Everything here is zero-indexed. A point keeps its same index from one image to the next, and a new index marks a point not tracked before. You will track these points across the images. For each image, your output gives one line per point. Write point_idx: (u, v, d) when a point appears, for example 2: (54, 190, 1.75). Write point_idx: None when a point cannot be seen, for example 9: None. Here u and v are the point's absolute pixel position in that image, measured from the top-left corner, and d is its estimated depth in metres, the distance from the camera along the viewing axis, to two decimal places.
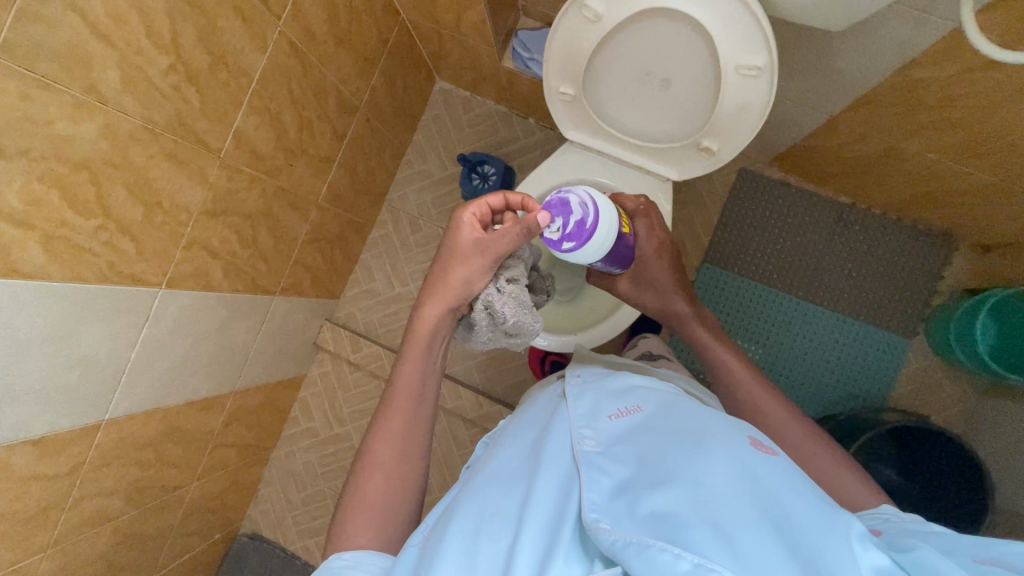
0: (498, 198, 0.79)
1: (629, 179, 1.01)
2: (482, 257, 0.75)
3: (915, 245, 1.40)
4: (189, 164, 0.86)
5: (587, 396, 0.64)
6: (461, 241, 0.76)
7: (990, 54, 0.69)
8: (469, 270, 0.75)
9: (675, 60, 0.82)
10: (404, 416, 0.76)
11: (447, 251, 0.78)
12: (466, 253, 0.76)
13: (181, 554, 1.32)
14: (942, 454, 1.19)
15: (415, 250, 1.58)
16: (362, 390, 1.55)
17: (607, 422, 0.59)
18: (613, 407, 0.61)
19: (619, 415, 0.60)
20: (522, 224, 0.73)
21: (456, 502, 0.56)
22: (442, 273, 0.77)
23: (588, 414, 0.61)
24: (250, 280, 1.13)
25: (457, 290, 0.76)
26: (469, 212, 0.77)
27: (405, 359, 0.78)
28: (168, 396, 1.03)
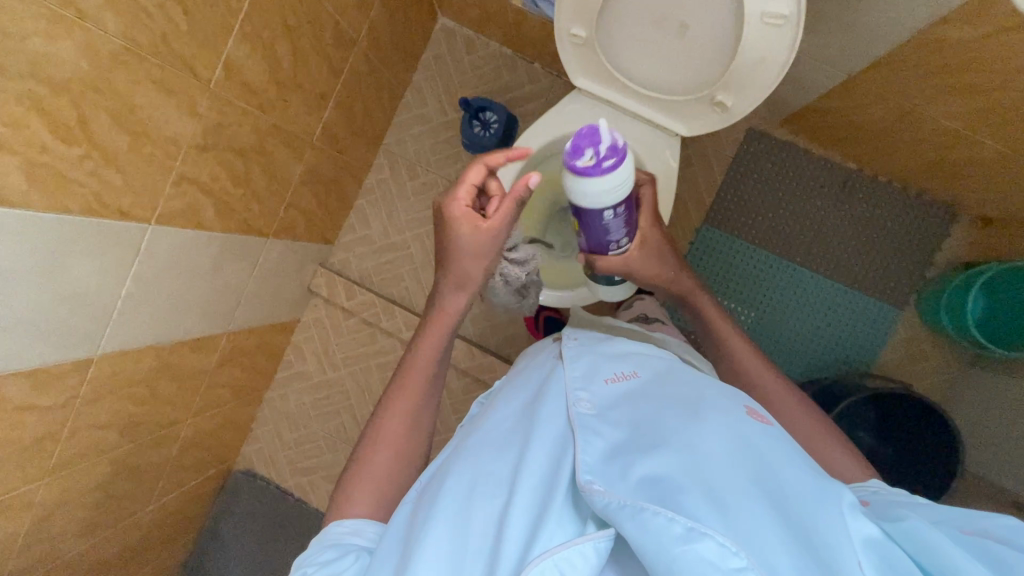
0: (476, 172, 0.76)
1: (635, 133, 0.98)
2: (488, 240, 0.75)
3: (916, 218, 1.40)
4: (177, 93, 0.81)
5: (584, 356, 0.64)
6: (463, 235, 0.75)
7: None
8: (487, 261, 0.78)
9: (696, 4, 0.77)
10: (416, 397, 0.76)
11: (450, 249, 0.76)
12: (472, 245, 0.75)
13: (177, 486, 1.36)
14: (918, 419, 1.23)
15: (412, 198, 1.54)
16: (356, 336, 1.56)
17: (603, 386, 0.59)
18: (610, 370, 0.61)
19: (616, 380, 0.60)
20: (517, 198, 0.73)
21: (448, 461, 0.56)
22: (452, 266, 0.77)
23: (584, 373, 0.60)
24: (243, 220, 1.11)
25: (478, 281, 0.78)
26: (458, 201, 0.75)
27: (418, 350, 0.78)
28: (161, 334, 1.02)
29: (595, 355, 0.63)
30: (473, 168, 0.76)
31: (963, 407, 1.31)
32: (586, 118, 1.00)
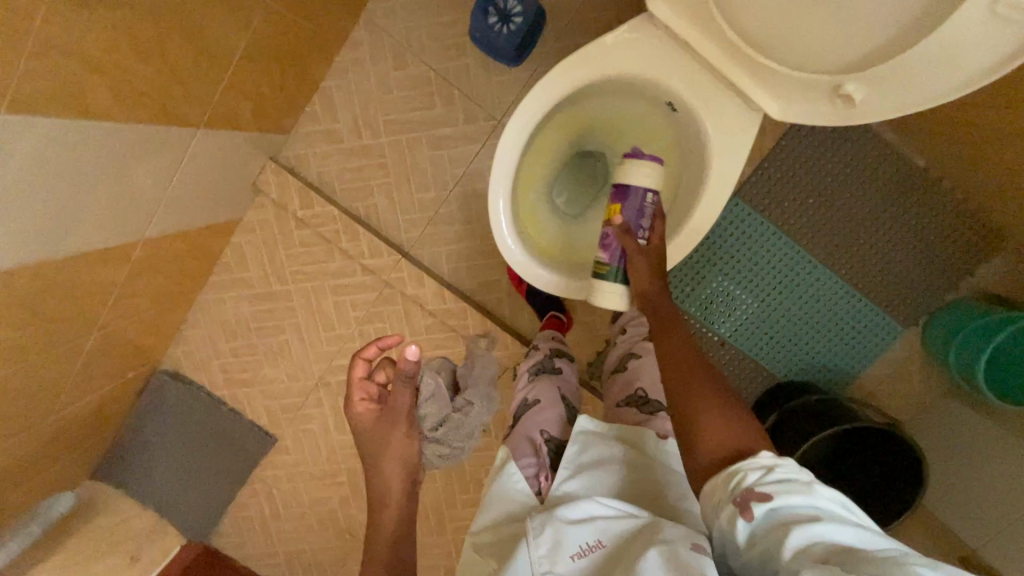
0: (361, 368, 0.72)
1: (711, 99, 0.76)
2: (400, 422, 0.71)
3: (962, 236, 1.24)
4: None
5: (548, 526, 0.62)
6: (370, 433, 0.71)
7: None
8: (403, 451, 0.71)
9: None
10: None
11: (365, 452, 0.72)
12: (382, 437, 0.71)
13: (88, 393, 1.19)
14: (891, 454, 1.16)
15: (395, 92, 1.22)
16: (308, 250, 1.32)
17: (568, 564, 0.59)
18: (573, 536, 0.60)
19: (581, 553, 0.59)
20: (404, 375, 0.70)
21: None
22: (377, 470, 0.71)
23: (549, 548, 0.60)
24: (158, 104, 0.80)
25: (400, 478, 0.71)
26: (359, 406, 0.71)
27: (382, 507, 0.70)
28: (43, 252, 0.77)
29: (556, 521, 0.62)
30: (355, 366, 0.72)
31: (930, 435, 1.29)
32: (647, 62, 0.77)
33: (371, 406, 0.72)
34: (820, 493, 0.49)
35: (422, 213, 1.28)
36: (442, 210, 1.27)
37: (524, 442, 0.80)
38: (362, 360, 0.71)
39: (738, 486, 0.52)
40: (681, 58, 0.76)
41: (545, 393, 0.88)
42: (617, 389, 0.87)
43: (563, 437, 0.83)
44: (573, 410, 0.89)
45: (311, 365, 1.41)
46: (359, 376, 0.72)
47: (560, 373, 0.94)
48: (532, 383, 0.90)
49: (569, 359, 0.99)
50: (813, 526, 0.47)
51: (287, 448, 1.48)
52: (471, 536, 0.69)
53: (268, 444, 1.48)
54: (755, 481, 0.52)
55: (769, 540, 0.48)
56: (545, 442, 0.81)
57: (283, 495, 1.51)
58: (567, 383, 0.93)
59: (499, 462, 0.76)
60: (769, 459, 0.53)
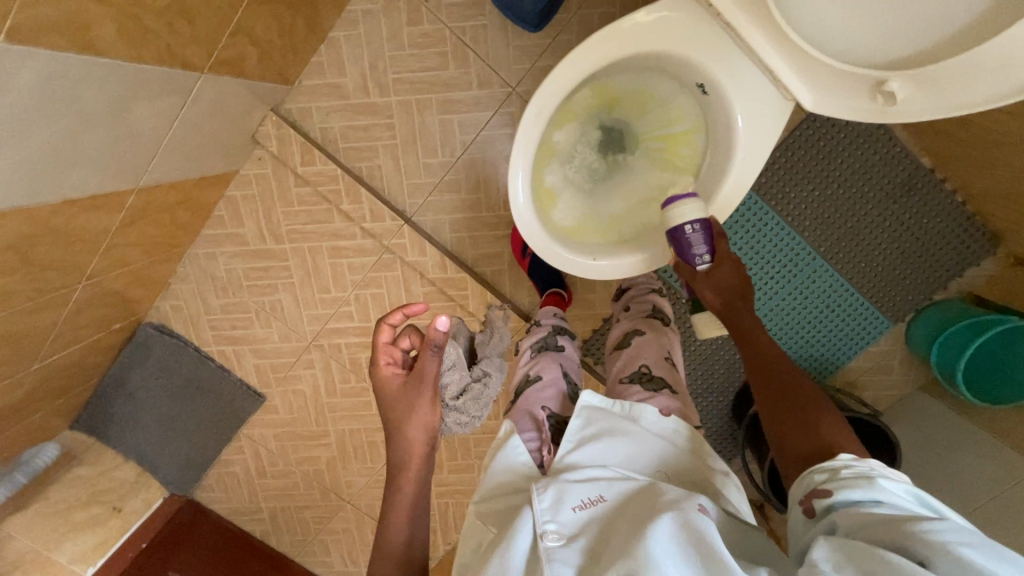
0: (389, 333, 0.72)
1: (744, 81, 0.74)
2: (422, 391, 0.69)
3: (959, 238, 1.27)
4: None
5: (552, 483, 0.60)
6: (395, 397, 0.69)
7: None
8: (426, 415, 0.68)
9: None
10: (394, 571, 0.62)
11: (388, 414, 0.70)
12: (406, 402, 0.68)
13: (72, 343, 1.15)
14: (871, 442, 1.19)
15: (408, 50, 1.17)
16: (307, 210, 1.28)
17: (571, 517, 0.57)
18: (576, 492, 0.59)
19: (583, 505, 0.58)
20: (428, 345, 0.67)
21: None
22: (397, 436, 0.68)
23: (551, 502, 0.58)
24: (163, 45, 0.75)
25: (421, 443, 0.67)
26: (385, 369, 0.71)
27: (401, 472, 0.67)
28: (37, 196, 0.72)
29: (560, 481, 0.60)
30: (380, 331, 0.72)
31: (904, 426, 1.35)
32: (682, 41, 0.74)
33: (397, 370, 0.71)
34: (884, 484, 0.48)
35: (427, 178, 1.24)
36: (448, 177, 1.24)
37: (526, 418, 0.78)
38: (387, 324, 0.71)
39: (806, 485, 0.53)
40: (719, 41, 0.74)
41: (547, 369, 0.88)
42: (620, 364, 0.86)
43: (563, 413, 0.81)
44: (573, 387, 0.89)
45: (304, 326, 1.39)
46: (384, 341, 0.72)
47: (563, 350, 0.94)
48: (535, 359, 0.90)
49: (571, 337, 1.00)
50: (873, 512, 0.46)
51: (276, 407, 1.47)
52: (475, 505, 0.67)
53: (257, 403, 1.46)
54: (824, 479, 0.51)
55: (828, 527, 0.49)
56: (546, 416, 0.79)
57: (269, 453, 1.51)
58: (569, 360, 0.93)
59: (502, 434, 0.73)
60: (846, 461, 0.52)
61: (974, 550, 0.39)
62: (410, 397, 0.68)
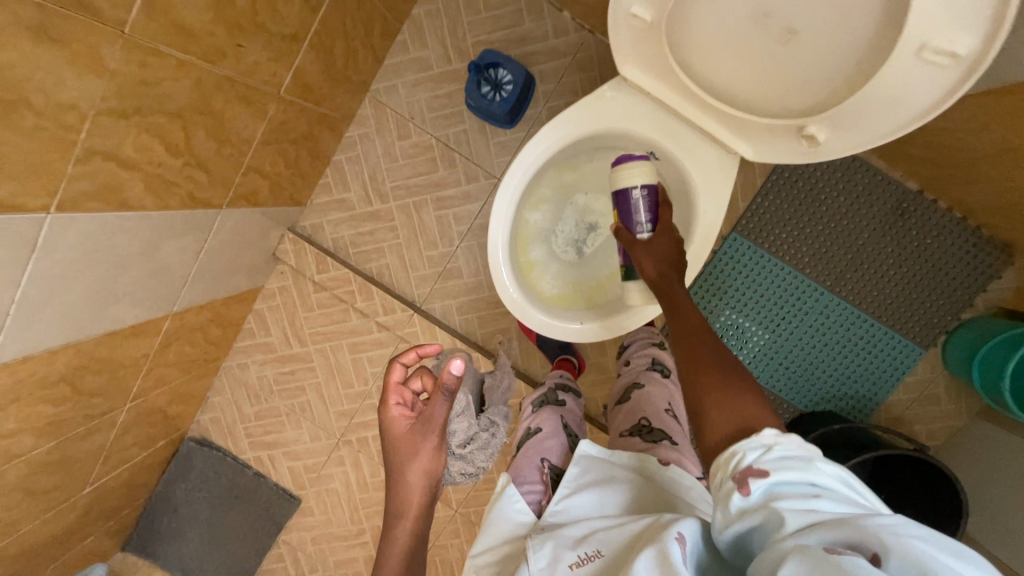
0: (400, 373, 0.72)
1: (690, 146, 0.81)
2: (429, 438, 0.68)
3: (968, 253, 1.23)
4: (72, 46, 0.57)
5: (549, 541, 0.60)
6: (399, 440, 0.69)
7: None
8: (429, 462, 0.68)
9: (819, 9, 0.56)
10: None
11: (390, 456, 0.70)
12: (410, 445, 0.68)
13: (119, 465, 1.24)
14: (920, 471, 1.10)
15: (401, 161, 1.31)
16: (325, 312, 1.39)
17: (567, 575, 0.56)
18: (571, 549, 0.58)
19: (579, 561, 0.57)
20: (442, 390, 0.67)
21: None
22: (398, 481, 0.68)
23: (547, 561, 0.58)
24: (185, 193, 0.89)
25: (420, 492, 0.68)
26: (395, 410, 0.70)
27: (397, 520, 0.67)
28: (81, 330, 0.84)
29: (557, 539, 0.60)
30: (391, 371, 0.72)
31: (967, 460, 1.24)
32: (626, 120, 0.82)
33: (407, 413, 0.71)
34: (820, 467, 0.47)
35: (431, 269, 1.34)
36: (450, 265, 1.33)
37: (525, 469, 0.80)
38: (400, 364, 0.71)
39: (737, 464, 0.50)
40: (659, 116, 0.81)
41: (547, 422, 0.90)
42: (621, 418, 0.88)
43: (565, 465, 0.82)
44: (574, 439, 0.89)
45: (332, 424, 1.45)
46: (395, 382, 0.72)
47: (564, 404, 0.95)
48: (535, 413, 0.92)
49: (575, 395, 1.00)
50: (816, 501, 0.45)
51: (310, 508, 1.49)
52: (471, 560, 0.68)
53: (293, 505, 1.49)
54: (757, 458, 0.49)
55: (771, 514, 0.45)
56: (546, 468, 0.80)
57: (308, 557, 1.51)
58: (570, 413, 0.94)
59: (500, 485, 0.74)
60: (772, 437, 0.50)
61: (926, 543, 0.40)
62: (413, 441, 0.68)
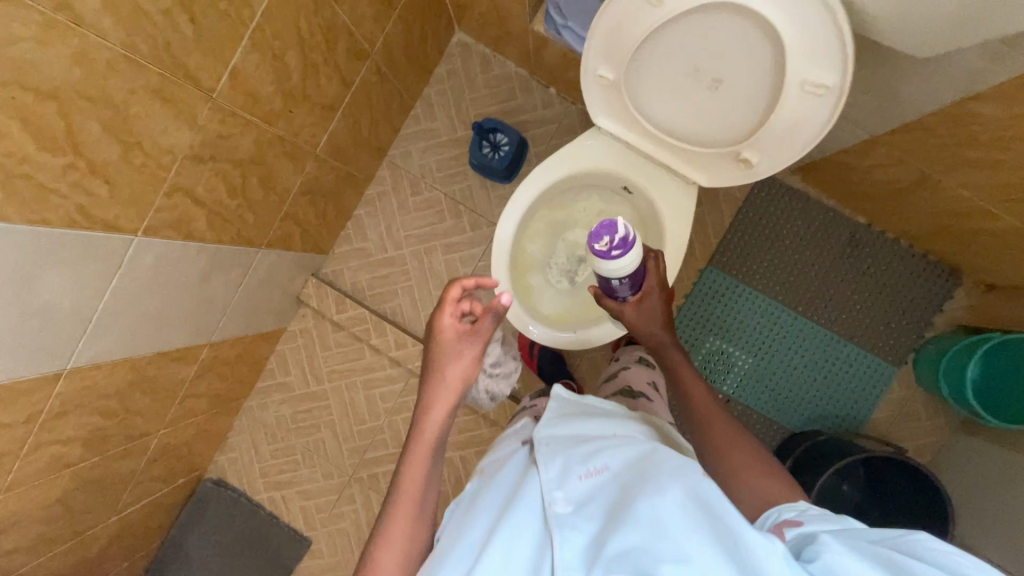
0: (459, 290, 0.73)
1: (655, 177, 0.97)
2: (475, 349, 0.71)
3: (921, 276, 1.38)
4: (177, 104, 0.75)
5: (557, 456, 0.61)
6: (446, 347, 0.71)
7: None
8: (469, 370, 0.71)
9: (731, 63, 0.73)
10: (411, 514, 0.67)
11: (431, 361, 0.71)
12: (456, 353, 0.70)
13: (141, 498, 1.29)
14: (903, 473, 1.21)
15: (413, 213, 1.50)
16: (343, 351, 1.51)
17: (576, 483, 0.57)
18: (581, 463, 0.59)
19: (588, 474, 0.57)
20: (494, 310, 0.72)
21: (424, 573, 0.54)
22: (436, 384, 0.70)
23: (558, 471, 0.58)
24: (235, 231, 1.05)
25: (456, 397, 0.70)
26: (447, 320, 0.71)
27: (425, 423, 0.69)
28: (138, 347, 0.97)
29: (567, 453, 0.61)
30: (452, 286, 0.72)
31: (953, 472, 1.30)
32: (602, 160, 0.99)
33: (458, 325, 0.72)
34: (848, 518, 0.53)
35: None
36: None
37: None
38: (461, 281, 0.72)
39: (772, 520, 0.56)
40: (628, 154, 0.98)
41: (545, 403, 1.02)
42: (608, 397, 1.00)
43: None
44: None
45: (344, 460, 1.51)
46: (452, 296, 0.72)
47: None
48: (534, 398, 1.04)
49: None
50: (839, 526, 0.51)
51: (320, 549, 1.51)
52: (483, 464, 0.71)
53: (303, 547, 1.51)
54: (792, 513, 0.56)
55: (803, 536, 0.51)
56: None
57: None
58: None
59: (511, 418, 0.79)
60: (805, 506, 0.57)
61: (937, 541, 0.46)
62: (460, 344, 0.70)
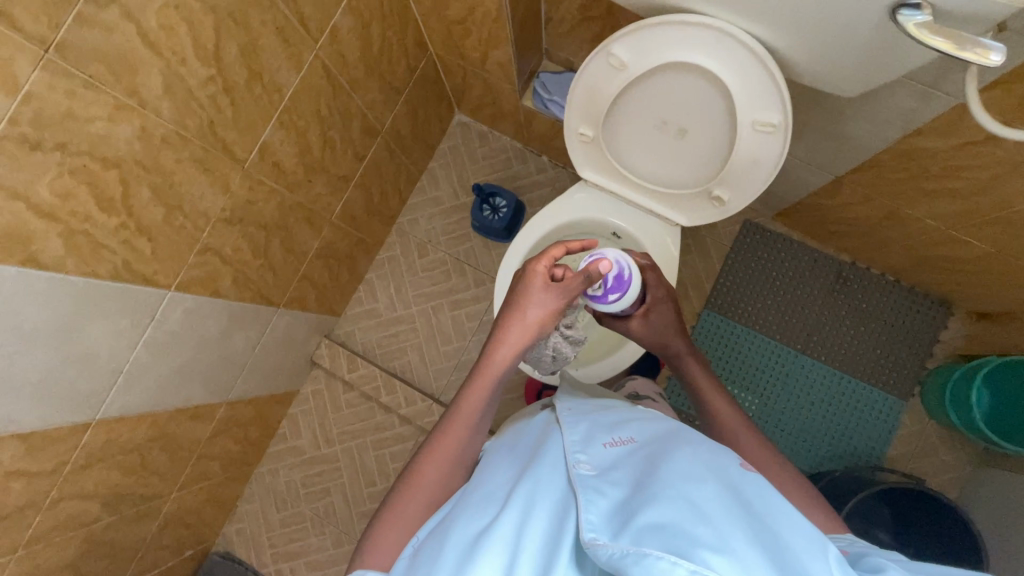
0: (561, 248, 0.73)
1: (638, 221, 1.05)
2: (557, 302, 0.70)
3: (913, 308, 1.42)
4: (214, 173, 0.86)
5: (582, 424, 0.61)
6: (533, 292, 0.69)
7: (991, 129, 0.68)
8: (546, 319, 0.70)
9: (691, 112, 0.83)
10: (459, 441, 0.68)
11: (514, 299, 0.71)
12: (541, 298, 0.69)
13: (148, 569, 1.27)
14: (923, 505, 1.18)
15: (421, 274, 1.59)
16: (354, 411, 1.54)
17: (602, 448, 0.56)
18: (607, 432, 0.59)
19: (613, 441, 0.57)
20: (584, 275, 0.73)
21: (441, 528, 0.52)
22: (512, 318, 0.70)
23: (582, 437, 0.58)
24: (256, 290, 1.13)
25: (526, 339, 0.70)
26: (542, 267, 0.70)
27: (494, 353, 0.70)
28: (160, 402, 1.01)
29: (594, 424, 0.61)
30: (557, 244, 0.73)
31: (979, 505, 1.26)
32: (590, 209, 1.07)
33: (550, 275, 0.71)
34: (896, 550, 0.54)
35: (448, 362, 1.52)
36: (464, 357, 1.52)
37: None
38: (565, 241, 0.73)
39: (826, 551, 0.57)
40: (612, 203, 1.06)
41: None
42: None
43: None
44: None
45: (354, 525, 1.48)
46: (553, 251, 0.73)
47: None
48: None
49: None
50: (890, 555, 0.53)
51: None
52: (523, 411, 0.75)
53: None
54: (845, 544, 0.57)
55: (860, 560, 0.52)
56: None
57: None
58: None
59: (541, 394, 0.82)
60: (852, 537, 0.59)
61: None
62: (543, 290, 0.70)
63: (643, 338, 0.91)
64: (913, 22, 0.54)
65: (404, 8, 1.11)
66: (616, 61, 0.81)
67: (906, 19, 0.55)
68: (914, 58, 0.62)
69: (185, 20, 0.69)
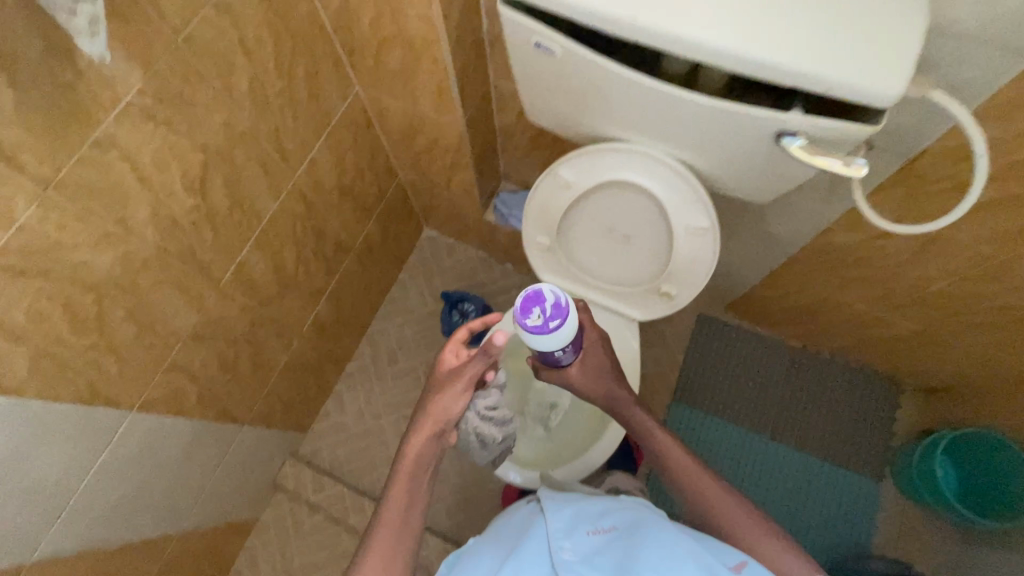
0: (465, 331, 0.78)
1: (599, 318, 1.12)
2: (457, 382, 0.74)
3: (864, 387, 1.48)
4: (189, 292, 0.89)
5: (566, 509, 0.62)
6: (439, 376, 0.76)
7: (880, 225, 0.80)
8: (451, 401, 0.74)
9: (633, 220, 0.94)
10: (390, 534, 0.70)
11: (428, 386, 0.77)
12: (445, 380, 0.75)
13: None
14: None
15: (391, 383, 1.58)
16: (318, 537, 1.43)
17: (584, 539, 0.58)
18: (590, 521, 0.61)
19: (595, 530, 0.59)
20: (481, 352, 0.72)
21: None
22: (424, 404, 0.76)
23: (565, 526, 0.59)
24: (221, 407, 1.11)
25: (437, 421, 0.74)
26: (448, 353, 0.76)
27: (415, 441, 0.74)
28: (105, 538, 0.94)
29: (578, 512, 0.62)
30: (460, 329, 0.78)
31: None
32: None
33: (455, 358, 0.76)
34: None
35: None
36: None
37: None
38: (467, 324, 0.77)
39: None
40: None
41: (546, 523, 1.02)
42: None
43: None
44: None
45: None
46: (458, 337, 0.78)
47: None
48: None
49: None
50: None
51: None
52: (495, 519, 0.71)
53: None
54: None
55: None
56: None
57: None
58: None
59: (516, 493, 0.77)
60: None
61: None
62: (446, 378, 0.75)
63: (587, 392, 0.91)
64: (794, 146, 0.64)
65: (375, 142, 1.25)
66: (563, 180, 0.92)
67: (788, 144, 0.64)
68: (799, 170, 0.73)
69: (176, 159, 0.77)
